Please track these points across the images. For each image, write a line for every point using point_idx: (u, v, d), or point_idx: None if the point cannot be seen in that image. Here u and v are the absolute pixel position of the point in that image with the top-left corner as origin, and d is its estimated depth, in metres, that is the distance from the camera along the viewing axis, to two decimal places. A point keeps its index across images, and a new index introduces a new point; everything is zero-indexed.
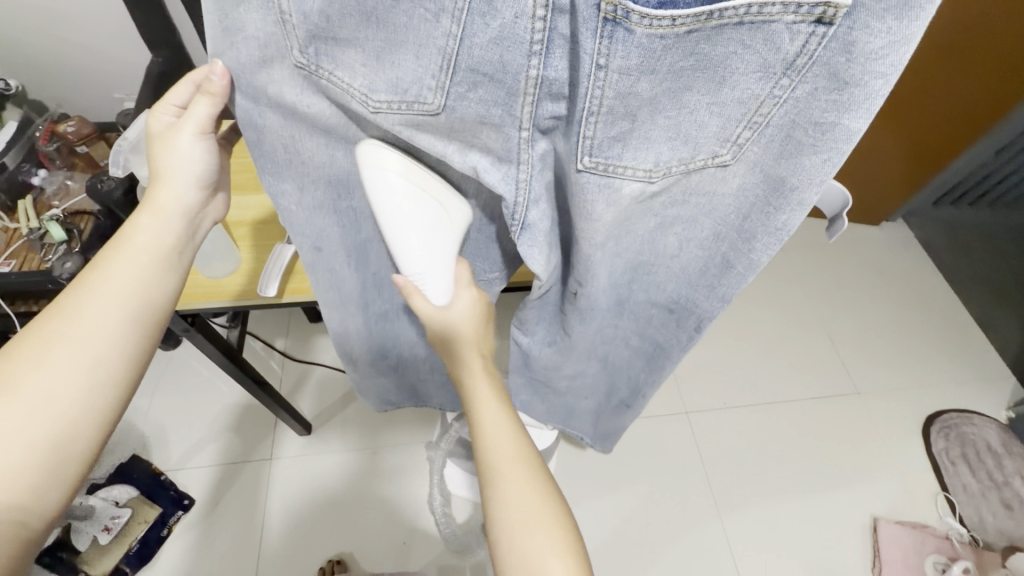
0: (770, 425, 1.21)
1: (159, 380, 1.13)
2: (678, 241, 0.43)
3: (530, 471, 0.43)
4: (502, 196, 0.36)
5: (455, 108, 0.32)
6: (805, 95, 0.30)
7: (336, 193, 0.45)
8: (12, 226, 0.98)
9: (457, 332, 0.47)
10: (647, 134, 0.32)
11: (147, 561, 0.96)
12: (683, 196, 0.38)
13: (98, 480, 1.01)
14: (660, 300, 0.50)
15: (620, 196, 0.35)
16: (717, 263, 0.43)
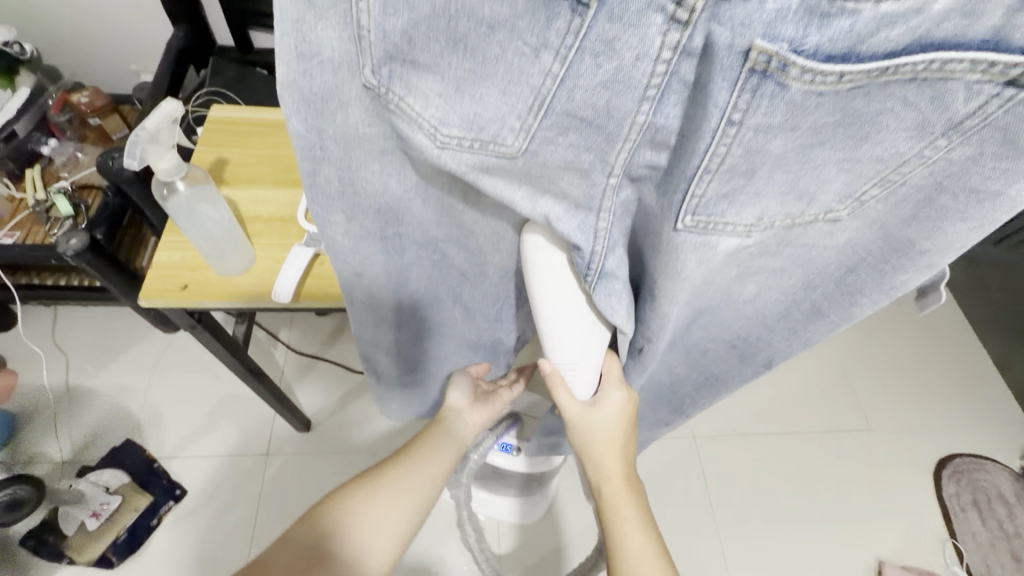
0: (778, 455, 1.18)
1: (157, 363, 1.10)
2: (758, 290, 0.39)
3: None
4: (578, 244, 0.32)
5: (537, 153, 0.29)
6: (965, 158, 0.27)
7: (385, 224, 0.41)
8: (18, 195, 0.96)
9: (601, 434, 0.45)
10: (759, 190, 0.28)
11: (134, 550, 0.93)
12: (780, 246, 0.34)
13: (90, 464, 0.99)
14: (724, 338, 0.46)
15: (714, 254, 0.31)
16: (805, 310, 0.41)
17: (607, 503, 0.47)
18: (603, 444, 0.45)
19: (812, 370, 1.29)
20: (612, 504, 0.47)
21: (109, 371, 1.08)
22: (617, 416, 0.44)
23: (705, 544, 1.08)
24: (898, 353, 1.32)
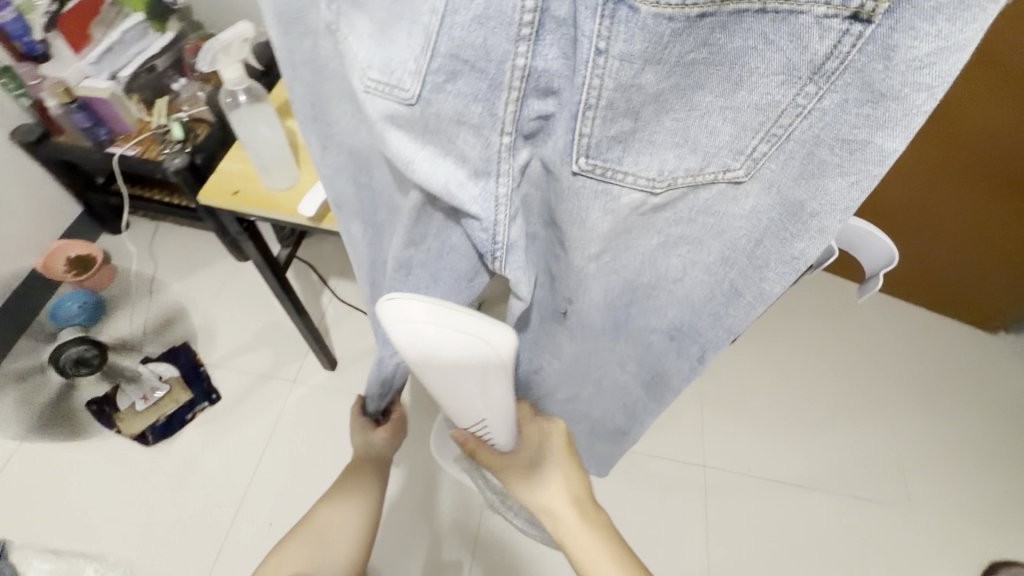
0: (797, 508, 1.10)
1: (224, 285, 1.25)
2: (680, 263, 0.44)
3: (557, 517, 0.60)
4: (480, 211, 0.40)
5: (430, 100, 0.34)
6: (835, 106, 0.31)
7: (357, 166, 0.48)
8: (146, 118, 1.12)
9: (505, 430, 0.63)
10: (652, 138, 0.34)
11: (167, 436, 1.06)
12: (691, 214, 0.40)
13: (149, 356, 1.13)
14: (661, 327, 0.50)
15: (617, 204, 0.37)
16: (724, 293, 0.44)
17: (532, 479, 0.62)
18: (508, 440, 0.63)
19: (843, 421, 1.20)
20: (565, 524, 0.56)
21: (183, 283, 1.24)
22: (536, 452, 0.61)
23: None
24: (948, 425, 1.18)
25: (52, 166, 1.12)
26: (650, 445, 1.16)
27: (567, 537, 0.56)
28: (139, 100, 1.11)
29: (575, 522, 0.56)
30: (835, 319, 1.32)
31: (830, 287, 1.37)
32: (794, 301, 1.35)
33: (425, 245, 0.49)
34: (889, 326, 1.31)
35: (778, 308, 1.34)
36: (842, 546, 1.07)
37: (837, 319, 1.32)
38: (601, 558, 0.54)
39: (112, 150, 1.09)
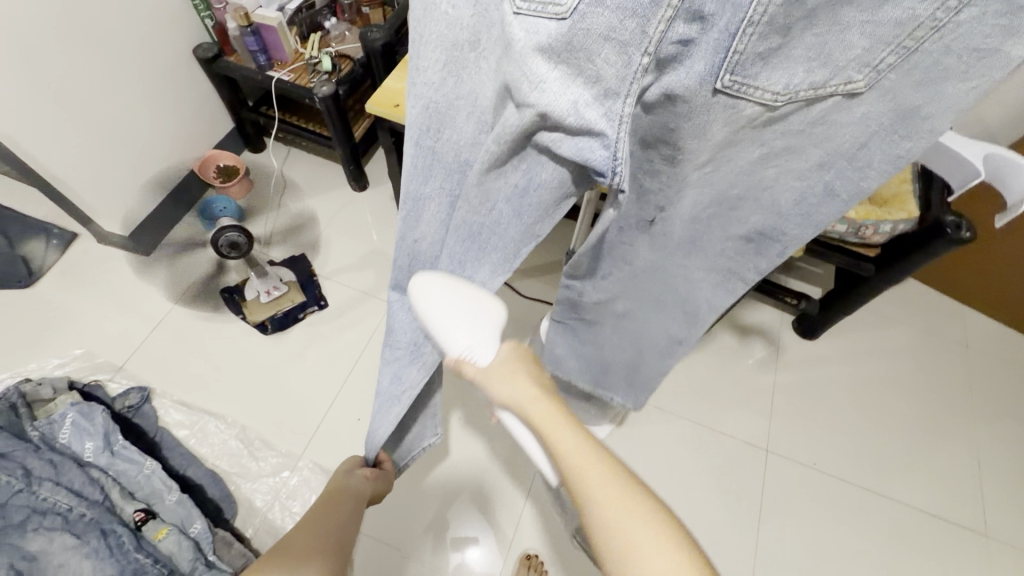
0: (857, 508, 1.09)
1: (340, 208, 1.38)
2: (775, 173, 0.46)
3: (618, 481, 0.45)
4: (604, 133, 0.34)
5: (585, 15, 0.30)
6: (972, 19, 0.32)
7: (429, 122, 0.39)
8: (300, 50, 1.25)
9: (504, 369, 0.47)
10: (790, 54, 0.33)
11: (283, 328, 1.20)
12: (801, 126, 0.40)
13: (275, 260, 1.29)
14: (739, 234, 0.53)
15: (737, 117, 0.37)
16: (818, 193, 0.46)
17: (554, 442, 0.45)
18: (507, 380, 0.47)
19: (920, 434, 1.16)
20: (548, 428, 0.45)
21: (304, 202, 1.38)
22: (502, 363, 0.47)
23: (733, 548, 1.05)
24: None
25: (218, 82, 1.27)
26: (709, 417, 1.18)
27: (556, 446, 0.44)
28: (295, 33, 1.25)
29: (558, 429, 0.45)
30: (926, 334, 1.27)
31: (925, 300, 1.31)
32: (884, 310, 1.30)
33: (511, 176, 0.40)
34: (984, 351, 1.25)
35: (866, 314, 1.30)
36: (910, 561, 1.05)
37: (927, 333, 1.27)
38: (599, 476, 0.44)
39: (272, 74, 1.22)
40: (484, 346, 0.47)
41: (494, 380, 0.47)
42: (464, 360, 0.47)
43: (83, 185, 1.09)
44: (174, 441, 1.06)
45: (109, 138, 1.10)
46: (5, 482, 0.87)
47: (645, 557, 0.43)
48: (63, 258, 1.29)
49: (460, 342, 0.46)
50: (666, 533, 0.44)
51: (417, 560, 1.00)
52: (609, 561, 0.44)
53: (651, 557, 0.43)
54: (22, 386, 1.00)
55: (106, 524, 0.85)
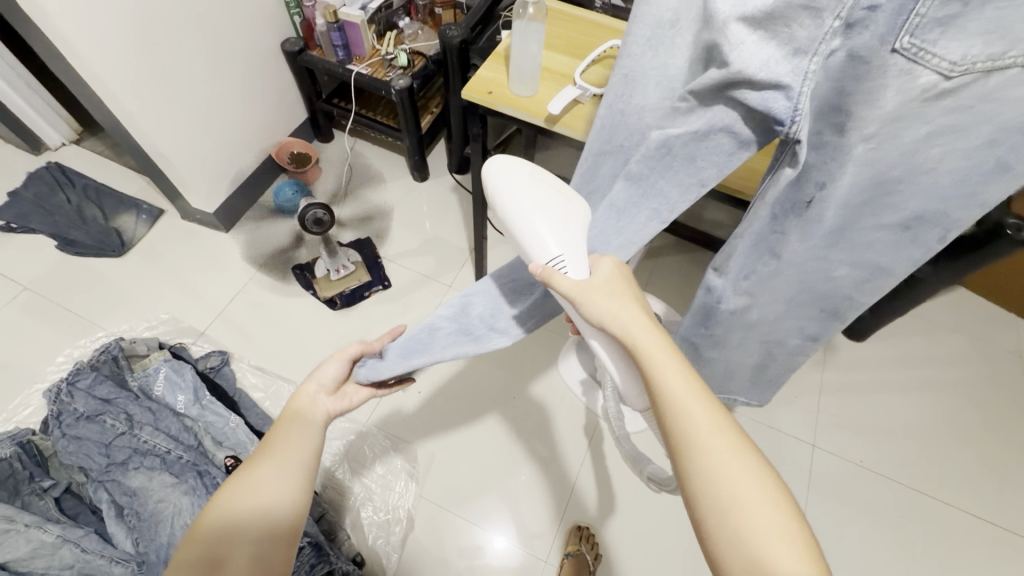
0: (908, 506, 1.09)
1: (405, 196, 1.46)
2: (940, 152, 0.44)
3: (727, 434, 0.42)
4: (791, 88, 0.37)
5: None
6: None
7: (623, 92, 0.47)
8: (377, 46, 1.33)
9: (609, 289, 0.49)
10: (968, 25, 0.35)
11: (351, 304, 1.28)
12: (974, 102, 0.39)
13: (343, 241, 1.37)
14: (895, 221, 0.51)
15: (912, 85, 0.39)
16: (986, 169, 0.44)
17: (650, 370, 0.44)
18: (609, 300, 0.48)
19: (972, 438, 1.17)
20: (649, 356, 0.45)
21: (372, 189, 1.46)
22: (611, 287, 0.49)
23: None
24: None
25: (300, 73, 1.36)
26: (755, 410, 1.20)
27: (661, 384, 0.44)
28: (374, 31, 1.33)
29: (665, 362, 0.44)
30: (977, 342, 1.28)
31: (976, 309, 1.32)
32: (934, 317, 1.31)
33: (689, 123, 0.45)
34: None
35: (916, 320, 1.31)
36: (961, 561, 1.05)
37: (978, 342, 1.28)
38: (702, 407, 0.43)
39: (351, 67, 1.30)
40: (577, 262, 0.49)
41: (607, 304, 0.47)
42: (554, 267, 0.48)
43: (180, 160, 1.19)
44: (252, 402, 1.13)
45: (205, 119, 1.19)
46: (111, 424, 0.97)
47: (747, 513, 0.39)
48: (150, 231, 1.38)
49: (548, 247, 0.49)
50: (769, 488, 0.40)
51: (466, 522, 1.06)
52: (710, 515, 0.41)
53: (758, 520, 0.39)
54: (122, 341, 1.09)
55: (202, 466, 0.94)
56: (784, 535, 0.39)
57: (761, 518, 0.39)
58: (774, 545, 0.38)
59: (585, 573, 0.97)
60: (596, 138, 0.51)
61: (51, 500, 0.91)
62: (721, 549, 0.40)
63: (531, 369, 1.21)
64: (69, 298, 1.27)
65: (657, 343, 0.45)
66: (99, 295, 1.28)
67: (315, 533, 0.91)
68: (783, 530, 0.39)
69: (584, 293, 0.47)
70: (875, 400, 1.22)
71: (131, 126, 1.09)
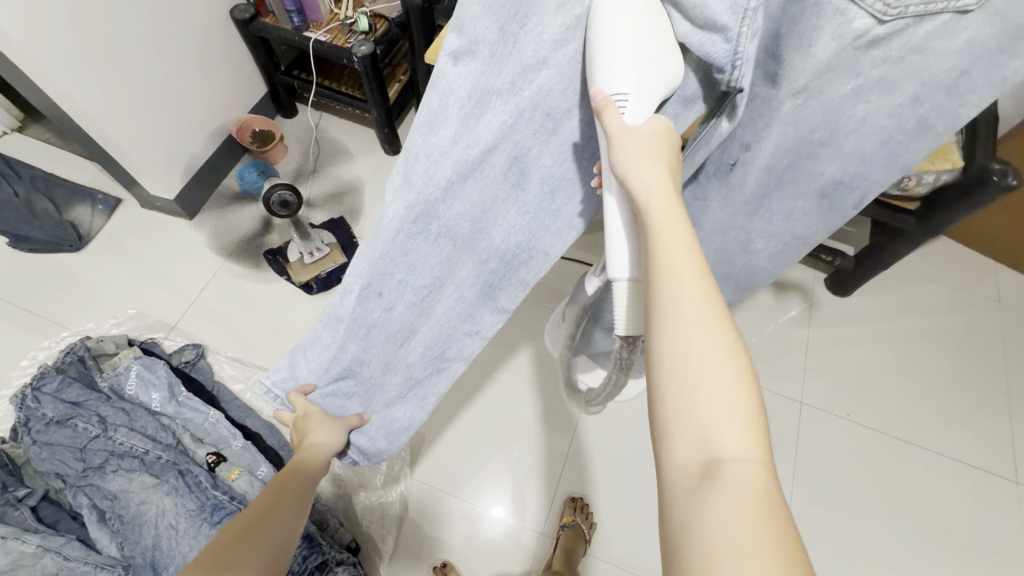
0: (892, 455, 1.12)
1: (377, 171, 1.39)
2: (864, 111, 0.46)
3: (716, 317, 0.36)
4: (728, 26, 0.35)
5: None
6: None
7: (511, 17, 0.37)
8: (335, 9, 1.23)
9: (637, 143, 0.39)
10: None
11: (328, 288, 1.23)
12: (902, 53, 0.41)
13: (315, 222, 1.31)
14: (813, 187, 0.56)
15: (846, 29, 0.39)
16: (910, 128, 0.47)
17: (656, 232, 0.38)
18: (630, 159, 0.39)
19: (954, 386, 1.19)
20: (659, 221, 0.38)
21: (341, 165, 1.40)
22: (647, 145, 0.40)
23: None
24: None
25: (252, 42, 1.27)
26: None
27: (664, 251, 0.37)
28: None
29: (671, 233, 0.38)
30: (959, 290, 1.29)
31: (958, 257, 1.32)
32: (917, 267, 1.31)
33: None
34: (1017, 307, 1.27)
35: (899, 273, 1.31)
36: (943, 503, 1.08)
37: (961, 290, 1.29)
38: (696, 287, 0.36)
39: (308, 34, 1.21)
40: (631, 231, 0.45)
41: (629, 156, 0.39)
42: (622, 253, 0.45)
43: (128, 144, 1.11)
44: (232, 394, 1.10)
45: (154, 99, 1.11)
46: (83, 428, 0.93)
47: (708, 395, 0.34)
48: (108, 223, 1.31)
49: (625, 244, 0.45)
50: (744, 383, 0.35)
51: (461, 501, 1.05)
52: (664, 402, 0.35)
53: (708, 396, 0.34)
54: (88, 340, 1.04)
55: (183, 464, 0.91)
56: (744, 427, 0.34)
57: (723, 409, 0.34)
58: (728, 435, 0.33)
59: (582, 542, 0.98)
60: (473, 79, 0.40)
61: (27, 510, 0.88)
62: (672, 428, 0.35)
63: (518, 343, 1.19)
64: (28, 298, 1.21)
65: (671, 212, 0.38)
66: (59, 293, 1.22)
67: (306, 525, 0.90)
68: (742, 427, 0.34)
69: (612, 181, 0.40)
70: (860, 354, 1.22)
71: (68, 109, 1.00)
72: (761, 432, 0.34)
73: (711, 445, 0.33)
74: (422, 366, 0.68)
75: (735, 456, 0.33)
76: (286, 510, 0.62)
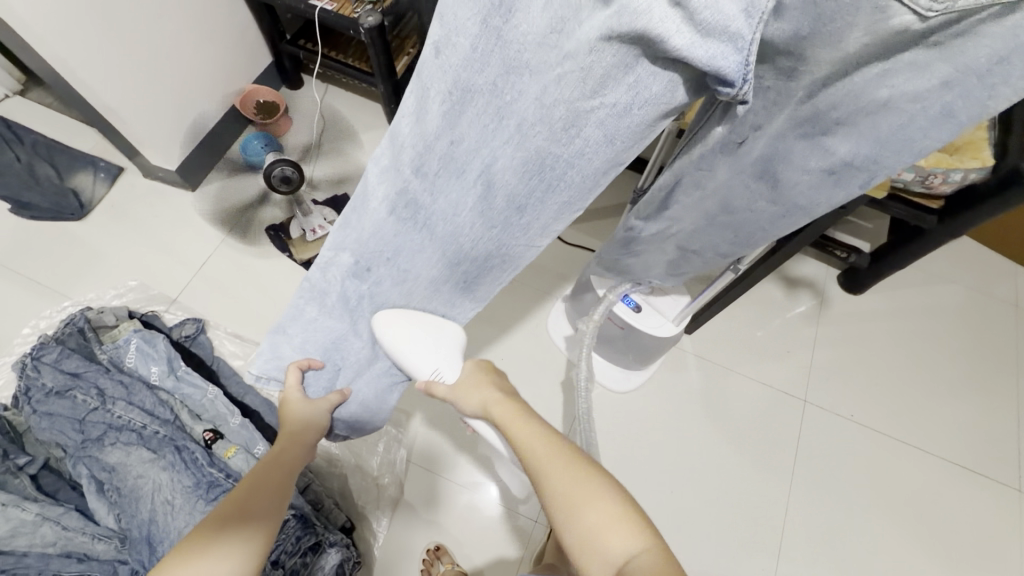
0: (893, 456, 1.10)
1: None
2: (887, 95, 0.42)
3: (581, 470, 0.52)
4: (739, 36, 0.29)
5: None
6: None
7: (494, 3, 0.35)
8: None
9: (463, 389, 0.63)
10: None
11: None
12: (941, 45, 0.37)
13: (318, 200, 1.29)
14: (821, 165, 0.51)
15: (882, 25, 0.35)
16: (932, 115, 0.43)
17: (515, 437, 0.57)
18: (467, 389, 0.63)
19: (962, 393, 1.16)
20: (509, 427, 0.58)
21: (345, 141, 1.36)
22: (468, 377, 0.64)
23: (765, 492, 1.07)
24: None
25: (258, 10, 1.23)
26: (746, 366, 1.18)
27: (522, 446, 0.56)
28: None
29: (519, 426, 0.58)
30: (976, 294, 1.25)
31: (978, 259, 1.28)
32: (935, 268, 1.27)
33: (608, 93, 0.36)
34: None
35: (915, 272, 1.27)
36: (941, 509, 1.06)
37: (978, 294, 1.25)
38: (546, 451, 0.54)
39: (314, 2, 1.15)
40: (448, 369, 0.64)
41: (462, 391, 0.63)
42: (433, 381, 0.64)
43: (130, 114, 1.09)
44: (231, 369, 1.10)
45: (154, 66, 1.08)
46: (82, 400, 0.93)
47: (588, 524, 0.48)
48: (111, 191, 1.29)
49: (427, 368, 0.63)
50: (613, 503, 0.49)
51: (456, 484, 1.05)
52: (569, 539, 0.50)
53: (590, 515, 0.49)
54: (87, 312, 1.04)
55: (180, 440, 0.91)
56: (623, 532, 0.47)
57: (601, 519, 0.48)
58: (613, 542, 0.47)
59: None
60: (464, 64, 0.38)
61: (28, 478, 0.89)
62: None
63: (520, 329, 1.17)
64: (30, 265, 1.20)
65: (509, 413, 0.59)
66: (60, 261, 1.21)
67: (302, 505, 0.90)
68: (626, 537, 0.47)
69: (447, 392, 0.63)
70: (869, 353, 1.20)
71: (67, 76, 0.98)
72: (640, 522, 0.48)
73: (603, 552, 0.47)
74: (409, 336, 0.65)
75: (628, 555, 0.46)
76: (266, 498, 0.65)
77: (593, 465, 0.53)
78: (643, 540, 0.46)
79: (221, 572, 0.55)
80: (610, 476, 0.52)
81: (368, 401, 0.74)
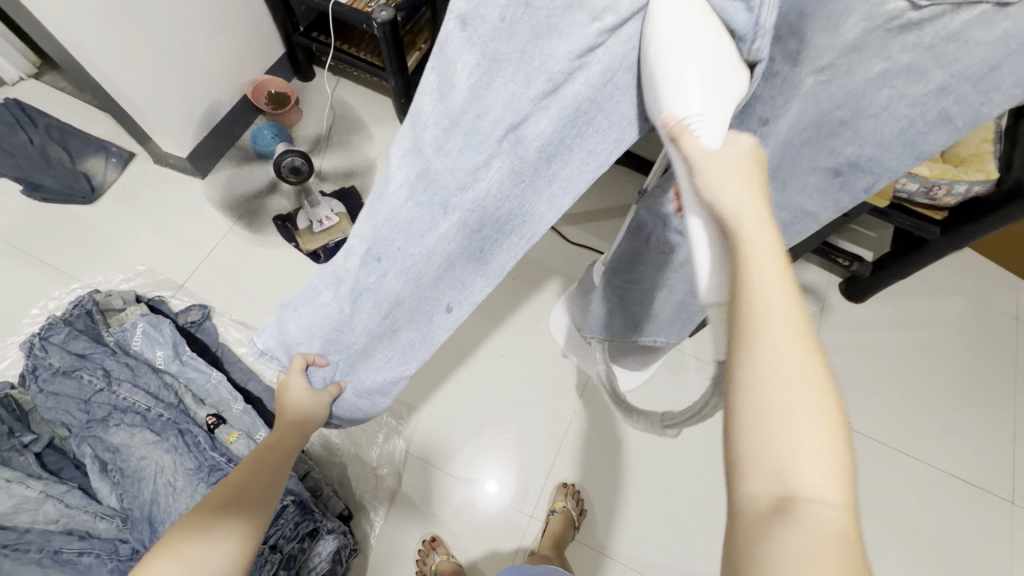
0: (889, 466, 1.11)
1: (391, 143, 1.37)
2: (888, 97, 0.43)
3: (804, 367, 0.32)
4: None
5: None
6: None
7: None
8: None
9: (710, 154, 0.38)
10: None
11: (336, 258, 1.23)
12: (935, 42, 0.38)
13: (325, 191, 1.30)
14: (828, 165, 0.53)
15: (878, 12, 0.37)
16: (931, 118, 0.44)
17: (742, 252, 0.35)
18: (715, 164, 0.37)
19: (960, 405, 1.17)
20: (749, 240, 0.35)
21: (354, 134, 1.37)
22: (731, 155, 0.38)
23: None
24: None
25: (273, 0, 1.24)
26: None
27: (748, 274, 0.34)
28: None
29: (765, 246, 0.35)
30: (977, 306, 1.25)
31: (980, 271, 1.29)
32: (937, 279, 1.28)
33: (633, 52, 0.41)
34: None
35: (917, 282, 1.27)
36: (934, 519, 1.07)
37: (980, 306, 1.25)
38: (787, 327, 0.33)
39: None
40: (715, 125, 0.38)
41: (713, 167, 0.38)
42: (687, 127, 0.39)
43: (143, 100, 1.10)
44: (235, 356, 1.11)
45: (168, 54, 1.09)
46: (88, 381, 0.95)
47: (784, 452, 0.31)
48: (121, 176, 1.31)
49: (691, 100, 0.38)
50: (832, 428, 0.31)
51: (452, 478, 1.06)
52: (741, 460, 0.32)
53: (796, 436, 0.31)
54: (95, 294, 1.05)
55: (183, 424, 0.93)
56: (825, 465, 0.30)
57: (808, 462, 0.30)
58: (812, 485, 0.30)
59: (571, 529, 0.99)
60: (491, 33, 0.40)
61: (32, 456, 0.90)
62: None
63: (521, 326, 1.18)
64: (39, 246, 1.22)
65: (766, 230, 0.35)
66: (70, 244, 1.22)
67: (302, 492, 0.92)
68: (828, 480, 0.30)
69: (699, 156, 0.38)
70: (868, 362, 1.20)
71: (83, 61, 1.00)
72: (843, 460, 0.31)
73: (792, 486, 0.30)
74: (404, 329, 0.62)
75: (814, 496, 0.30)
76: (255, 488, 0.65)
77: (825, 367, 0.33)
78: (843, 493, 0.30)
79: (205, 566, 0.55)
80: (840, 392, 0.33)
81: (365, 393, 0.71)
